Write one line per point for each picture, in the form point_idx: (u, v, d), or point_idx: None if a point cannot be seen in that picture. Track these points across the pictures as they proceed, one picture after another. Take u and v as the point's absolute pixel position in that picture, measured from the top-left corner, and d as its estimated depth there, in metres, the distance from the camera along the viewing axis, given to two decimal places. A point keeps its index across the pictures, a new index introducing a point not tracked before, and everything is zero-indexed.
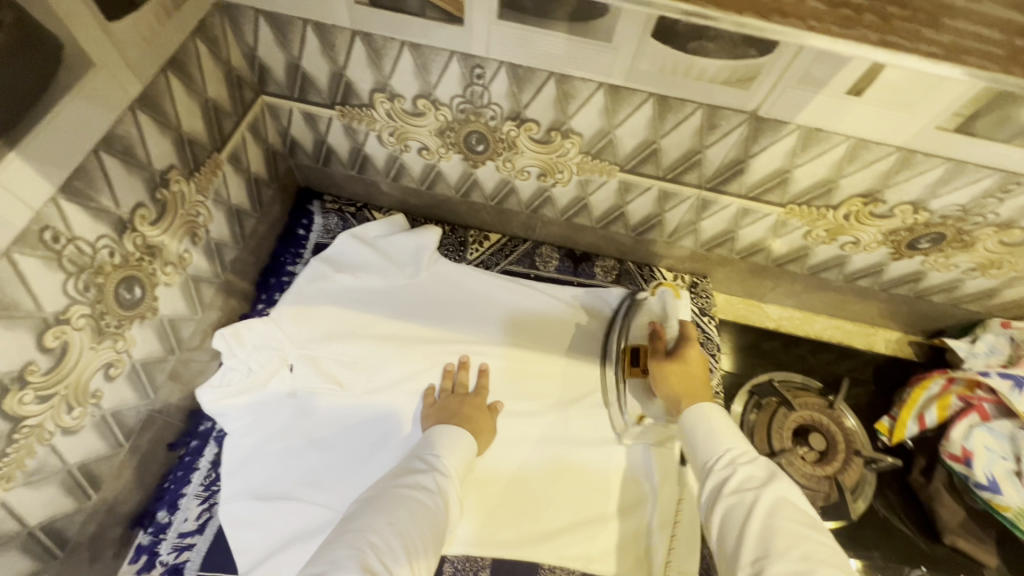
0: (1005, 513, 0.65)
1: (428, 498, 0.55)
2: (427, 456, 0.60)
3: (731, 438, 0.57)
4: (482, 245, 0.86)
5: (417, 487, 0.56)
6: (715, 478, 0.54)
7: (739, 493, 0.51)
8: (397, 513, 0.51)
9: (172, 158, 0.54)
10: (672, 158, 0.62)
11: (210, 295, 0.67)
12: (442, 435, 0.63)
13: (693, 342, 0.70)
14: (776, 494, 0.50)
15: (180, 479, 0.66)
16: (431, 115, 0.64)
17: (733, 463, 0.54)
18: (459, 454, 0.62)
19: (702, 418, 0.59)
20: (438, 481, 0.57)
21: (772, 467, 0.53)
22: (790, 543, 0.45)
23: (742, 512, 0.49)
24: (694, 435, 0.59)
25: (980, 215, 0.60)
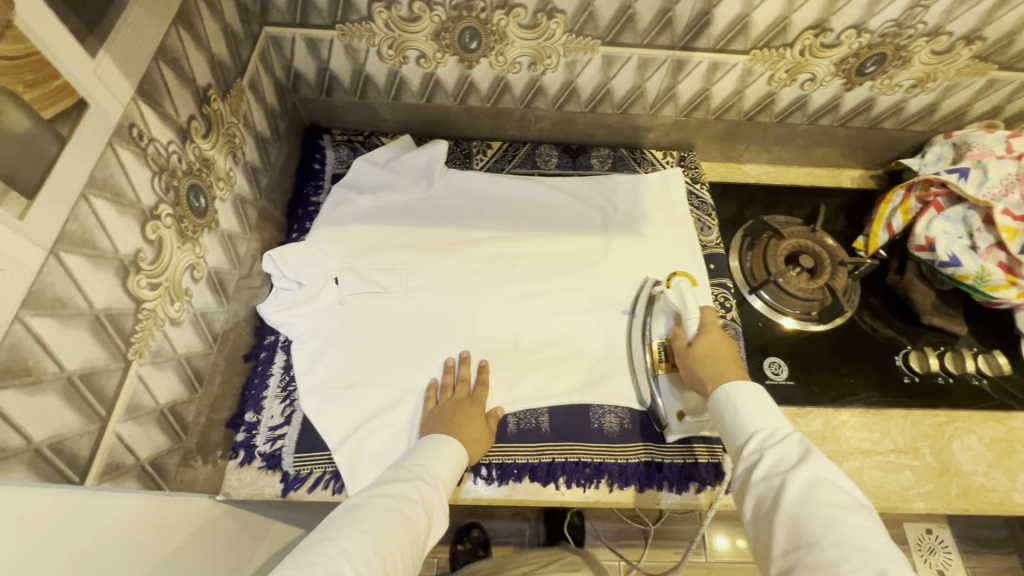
0: (966, 282, 0.77)
1: (409, 507, 0.56)
2: (413, 466, 0.62)
3: (767, 420, 0.59)
4: (486, 153, 0.93)
5: (398, 497, 0.57)
6: (745, 463, 0.57)
7: (767, 481, 0.54)
8: (373, 522, 0.53)
9: (208, 77, 0.59)
10: (647, 20, 0.70)
11: (255, 218, 0.73)
12: (431, 444, 0.64)
13: (712, 326, 0.71)
14: (808, 477, 0.52)
15: (259, 385, 0.72)
16: (426, 18, 0.71)
17: (762, 448, 0.57)
18: (447, 466, 0.63)
19: (728, 400, 0.62)
20: (421, 490, 0.59)
21: (806, 447, 0.55)
22: (823, 530, 0.48)
23: (773, 499, 0.52)
24: (728, 414, 0.62)
25: (912, 27, 0.70)
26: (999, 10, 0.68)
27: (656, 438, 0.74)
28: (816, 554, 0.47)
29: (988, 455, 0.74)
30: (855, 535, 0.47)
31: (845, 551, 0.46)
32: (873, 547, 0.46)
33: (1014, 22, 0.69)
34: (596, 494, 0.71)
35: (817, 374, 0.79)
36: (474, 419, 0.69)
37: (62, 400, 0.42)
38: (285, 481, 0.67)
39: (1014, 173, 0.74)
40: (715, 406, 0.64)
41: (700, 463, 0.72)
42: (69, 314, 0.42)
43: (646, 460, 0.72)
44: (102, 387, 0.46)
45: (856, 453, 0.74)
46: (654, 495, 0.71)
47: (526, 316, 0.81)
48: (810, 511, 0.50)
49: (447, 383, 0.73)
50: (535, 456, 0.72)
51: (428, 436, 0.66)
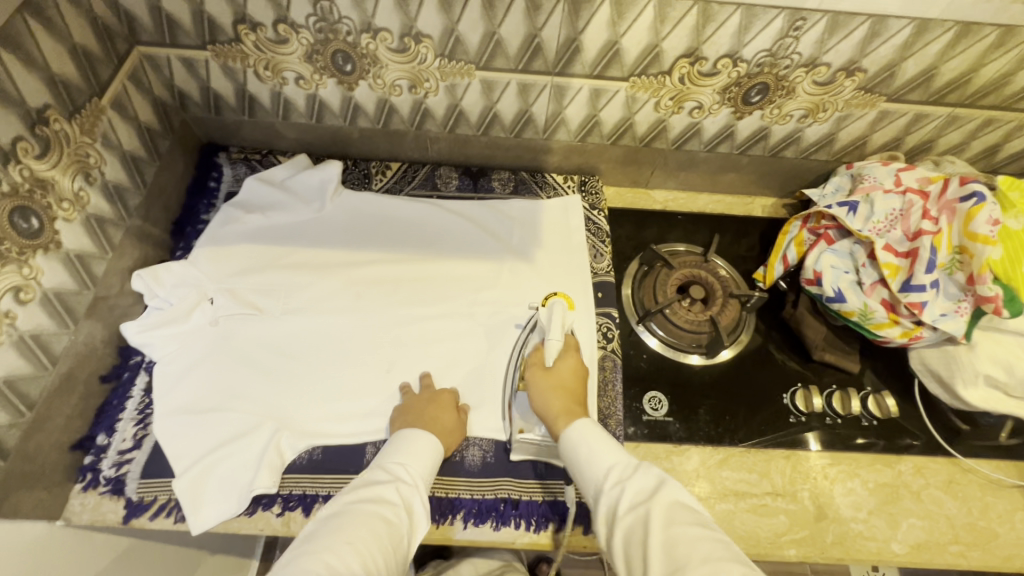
0: (852, 318, 0.74)
1: (390, 512, 0.57)
2: (389, 466, 0.62)
3: (614, 453, 0.60)
4: (385, 174, 0.92)
5: (379, 502, 0.57)
6: (610, 499, 0.56)
7: (634, 514, 0.54)
8: (356, 530, 0.53)
9: (46, 97, 0.59)
10: (516, 46, 0.69)
11: (120, 238, 0.72)
12: (408, 441, 0.65)
13: (571, 351, 0.72)
14: (669, 501, 0.53)
15: (115, 406, 0.71)
16: (294, 40, 0.70)
17: (621, 480, 0.57)
18: (424, 464, 0.64)
19: (579, 436, 0.62)
20: (401, 493, 0.59)
21: (657, 474, 0.57)
22: (693, 547, 0.48)
23: (643, 532, 0.52)
24: (580, 453, 0.61)
25: (787, 57, 0.69)
26: (871, 42, 0.66)
27: (518, 476, 0.71)
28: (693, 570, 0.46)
29: (870, 501, 0.71)
30: (715, 548, 0.48)
31: (713, 563, 0.46)
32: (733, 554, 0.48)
33: (891, 55, 0.68)
34: (448, 531, 0.67)
35: (698, 411, 0.76)
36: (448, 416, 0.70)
37: None
38: (127, 507, 0.66)
39: (900, 209, 0.72)
40: (564, 449, 0.63)
41: (561, 500, 0.69)
42: None
43: (503, 497, 0.69)
44: None
45: (730, 495, 0.71)
46: (509, 534, 0.68)
47: (405, 341, 0.79)
48: (675, 533, 0.50)
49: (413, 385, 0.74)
50: None
51: (404, 429, 0.67)
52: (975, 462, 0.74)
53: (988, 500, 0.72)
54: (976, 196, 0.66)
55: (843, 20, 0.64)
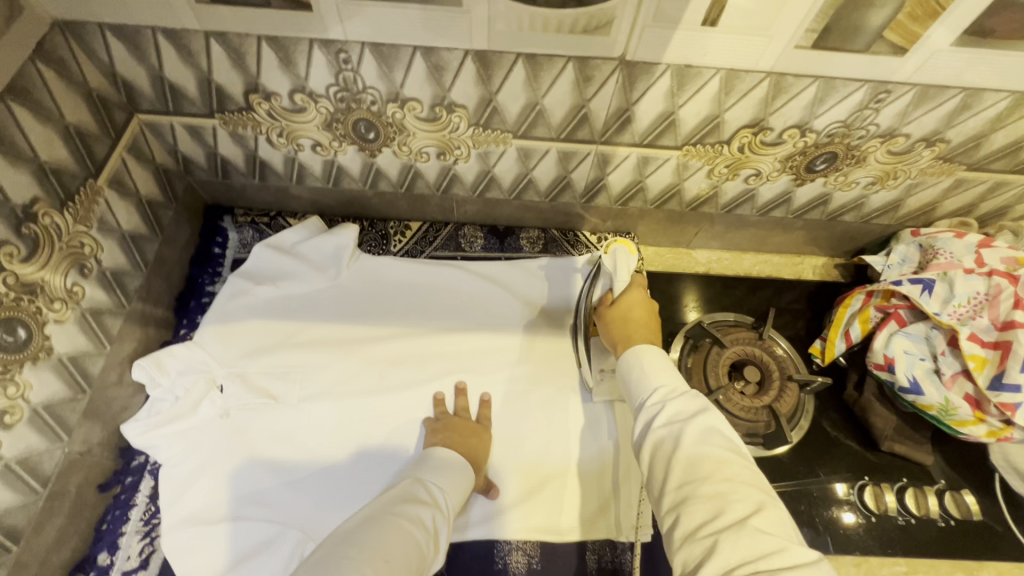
0: (930, 412, 0.67)
1: (421, 537, 0.52)
2: (429, 489, 0.58)
3: (664, 376, 0.57)
4: (405, 235, 0.85)
5: (416, 521, 0.53)
6: (647, 415, 0.54)
7: (669, 426, 0.51)
8: (393, 548, 0.48)
9: (34, 190, 0.52)
10: (560, 116, 0.62)
11: (119, 328, 0.65)
12: (448, 464, 0.62)
13: (637, 287, 0.70)
14: (706, 425, 0.50)
15: (117, 518, 0.64)
16: (312, 109, 0.63)
17: (663, 399, 0.54)
18: (459, 494, 0.60)
19: (633, 362, 0.59)
20: (435, 520, 0.55)
21: (703, 401, 0.53)
22: (718, 468, 0.47)
23: (672, 444, 0.50)
24: (633, 372, 0.59)
25: (863, 129, 0.62)
26: (961, 114, 0.59)
27: None
28: (709, 486, 0.46)
29: None
30: (742, 473, 0.47)
31: (732, 484, 0.46)
32: (753, 480, 0.47)
33: (980, 127, 0.60)
34: None
35: None
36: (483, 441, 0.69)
37: None
38: None
39: (984, 293, 0.65)
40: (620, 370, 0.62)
41: None
42: None
43: None
44: None
45: None
46: None
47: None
48: (707, 450, 0.48)
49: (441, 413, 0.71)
50: None
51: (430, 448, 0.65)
52: None
53: None
54: None
55: (933, 93, 0.56)
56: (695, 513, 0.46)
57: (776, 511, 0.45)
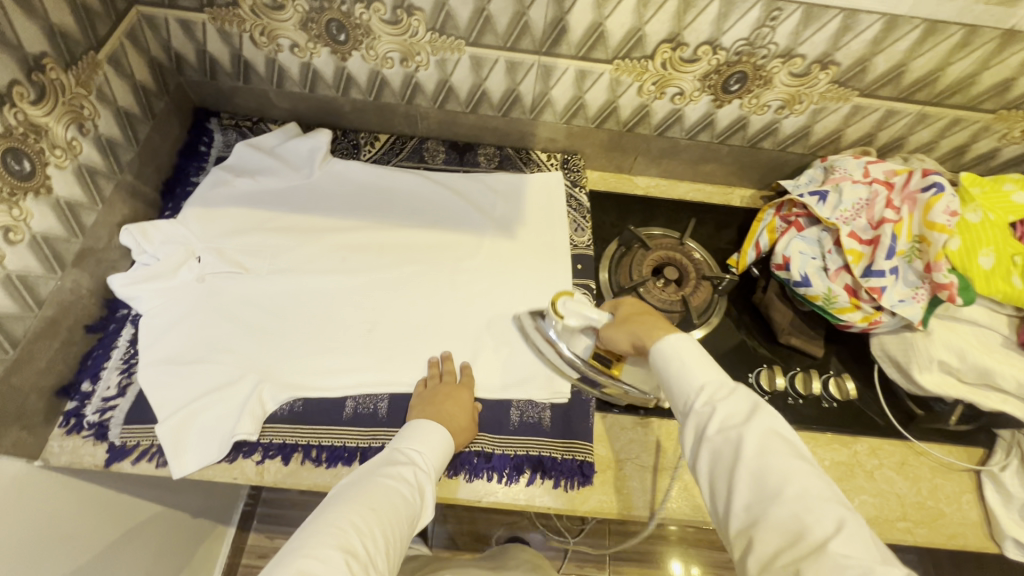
0: (817, 303, 0.77)
1: (406, 492, 0.59)
2: (408, 449, 0.64)
3: (707, 373, 0.56)
4: (374, 145, 0.94)
5: (398, 479, 0.60)
6: (698, 420, 0.53)
7: (727, 435, 0.51)
8: (377, 501, 0.56)
9: (43, 45, 0.61)
10: (505, 24, 0.72)
11: (110, 191, 0.74)
12: (423, 428, 0.65)
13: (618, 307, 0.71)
14: (761, 430, 0.50)
15: (100, 356, 0.73)
16: (290, 8, 0.72)
17: (712, 401, 0.53)
18: (439, 452, 0.65)
19: (674, 355, 0.58)
20: (417, 476, 0.61)
21: (752, 399, 0.53)
22: (785, 482, 0.47)
23: (733, 453, 0.50)
24: (673, 369, 0.58)
25: (764, 47, 0.72)
26: (844, 36, 0.69)
27: (493, 432, 0.73)
28: (780, 507, 0.46)
29: None
30: (813, 486, 0.47)
31: (809, 504, 0.45)
32: (832, 496, 0.46)
33: (862, 49, 0.71)
34: None
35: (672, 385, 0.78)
36: (463, 406, 0.70)
37: None
38: (110, 451, 0.67)
39: (865, 199, 0.75)
40: (656, 364, 0.60)
41: (537, 456, 0.71)
42: None
43: (476, 450, 0.71)
44: None
45: None
46: (482, 486, 0.70)
47: (388, 301, 0.80)
48: (770, 464, 0.48)
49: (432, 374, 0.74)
50: (367, 440, 0.71)
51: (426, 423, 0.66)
52: (927, 445, 0.77)
53: (937, 482, 0.75)
54: (936, 187, 0.70)
55: (818, 13, 0.66)
56: (770, 539, 0.45)
57: (859, 529, 0.44)
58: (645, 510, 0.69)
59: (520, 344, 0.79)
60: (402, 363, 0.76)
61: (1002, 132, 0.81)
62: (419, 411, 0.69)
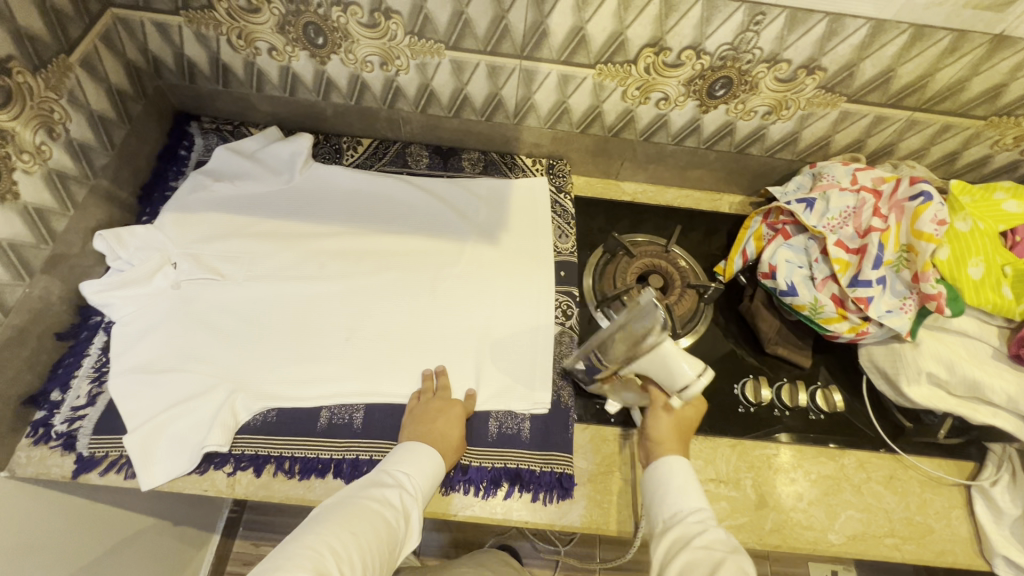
0: (802, 312, 0.75)
1: (390, 516, 0.59)
2: (397, 472, 0.63)
3: (703, 502, 0.61)
4: (357, 150, 0.93)
5: (382, 503, 0.59)
6: (684, 530, 0.58)
7: (705, 550, 0.55)
8: (358, 526, 0.56)
9: (10, 49, 0.60)
10: (484, 28, 0.71)
11: (83, 196, 0.73)
12: (415, 450, 0.64)
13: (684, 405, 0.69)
14: (738, 563, 0.53)
15: (71, 364, 0.71)
16: (266, 10, 0.71)
17: (704, 522, 0.59)
18: (428, 474, 0.63)
19: (684, 474, 0.63)
20: (403, 500, 0.60)
21: (734, 540, 0.57)
22: None
23: (710, 568, 0.52)
24: (674, 483, 0.62)
25: (749, 52, 0.70)
26: (830, 41, 0.68)
27: (471, 442, 0.71)
28: None
29: (811, 492, 0.72)
30: None
31: None
32: None
33: (849, 54, 0.69)
34: None
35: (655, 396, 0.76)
36: (455, 421, 0.69)
37: None
38: (78, 462, 0.66)
39: (853, 207, 0.73)
40: (659, 471, 0.64)
41: (515, 469, 0.70)
42: None
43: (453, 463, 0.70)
44: None
45: None
46: (458, 500, 0.68)
47: (367, 308, 0.79)
48: None
49: (426, 389, 0.72)
50: (341, 451, 0.69)
51: (444, 458, 0.66)
52: (917, 459, 0.75)
53: (926, 497, 0.73)
54: (923, 196, 0.68)
55: (802, 17, 0.65)
56: None
57: None
58: (625, 524, 0.67)
59: (500, 353, 0.77)
60: (379, 372, 0.74)
61: (993, 139, 0.79)
62: (411, 432, 0.67)
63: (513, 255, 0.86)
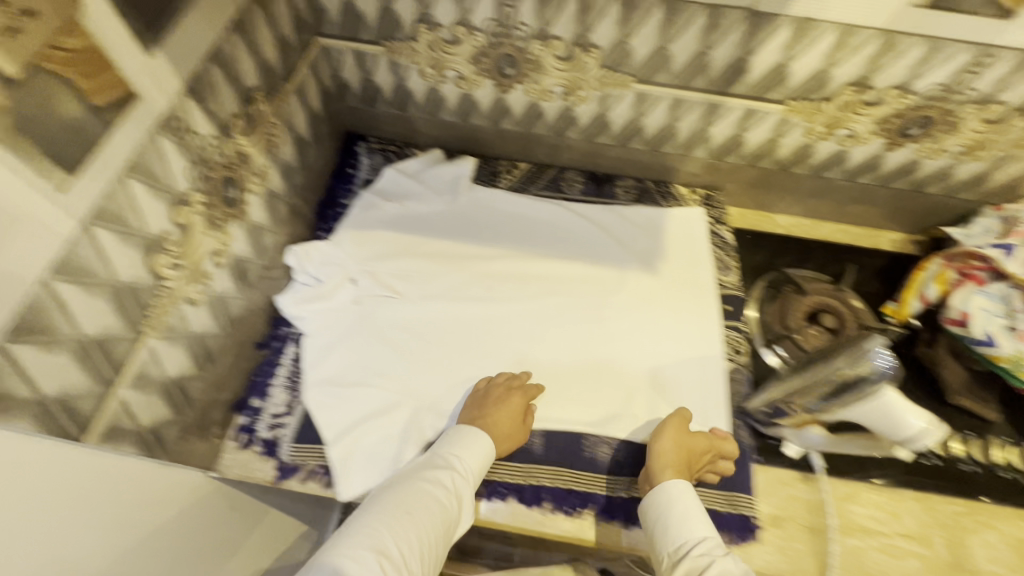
0: (1000, 363, 0.73)
1: (442, 496, 0.61)
2: (445, 453, 0.65)
3: (710, 530, 0.60)
4: (513, 173, 0.94)
5: (433, 483, 0.61)
6: (693, 562, 0.56)
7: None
8: (411, 507, 0.59)
9: (256, 79, 0.64)
10: (682, 62, 0.71)
11: (283, 213, 0.77)
12: (462, 434, 0.66)
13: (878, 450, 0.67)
14: None
15: (268, 373, 0.75)
16: (467, 42, 0.73)
17: (711, 552, 0.57)
18: (478, 456, 0.65)
19: (681, 496, 0.62)
20: (455, 481, 0.62)
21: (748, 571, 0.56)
22: None
23: None
24: (676, 509, 0.61)
25: (962, 93, 0.68)
26: None
27: None
28: None
29: (1010, 557, 0.68)
30: None
31: None
32: None
33: None
34: (573, 529, 0.67)
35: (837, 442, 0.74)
36: (511, 411, 0.69)
37: (75, 360, 0.45)
38: (280, 468, 0.69)
39: None
40: (655, 502, 0.63)
41: (700, 508, 0.68)
42: (90, 281, 0.45)
43: (637, 496, 0.69)
44: (112, 354, 0.49)
45: (856, 530, 0.69)
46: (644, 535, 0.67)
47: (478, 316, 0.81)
48: None
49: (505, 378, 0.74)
50: (522, 477, 0.70)
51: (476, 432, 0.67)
52: None
53: None
54: None
55: None
56: None
57: None
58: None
59: (671, 386, 0.77)
60: (551, 398, 0.75)
61: None
62: (467, 412, 0.70)
63: (675, 285, 0.85)
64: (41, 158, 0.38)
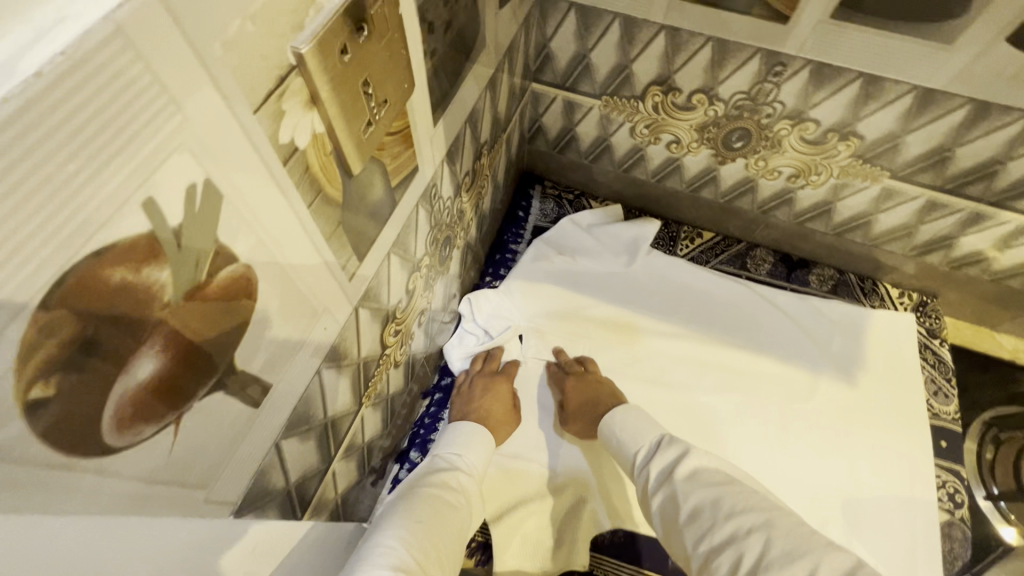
0: None
1: (450, 496, 0.48)
2: (447, 457, 0.55)
3: (644, 431, 0.56)
4: (694, 242, 0.87)
5: (440, 485, 0.49)
6: (642, 473, 0.53)
7: (662, 470, 0.50)
8: (422, 511, 0.44)
9: (487, 134, 0.60)
10: (963, 167, 0.60)
11: (467, 261, 0.74)
12: (456, 432, 0.59)
13: None
14: (695, 463, 0.49)
15: (429, 426, 0.73)
16: (701, 110, 0.66)
17: (653, 453, 0.53)
18: (479, 454, 0.57)
19: (613, 425, 0.59)
20: (461, 480, 0.52)
21: (684, 443, 0.52)
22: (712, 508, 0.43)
23: (672, 497, 0.47)
24: (614, 440, 0.58)
25: None
26: None
27: None
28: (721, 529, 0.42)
29: None
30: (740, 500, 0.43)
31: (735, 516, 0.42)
32: (761, 502, 0.43)
33: None
34: None
35: None
36: (500, 398, 0.69)
37: (317, 443, 0.42)
38: None
39: None
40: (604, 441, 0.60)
41: None
42: (345, 362, 0.42)
43: None
44: (338, 431, 0.46)
45: None
46: None
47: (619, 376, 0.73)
48: (701, 487, 0.46)
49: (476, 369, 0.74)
50: None
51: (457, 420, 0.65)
52: None
53: None
54: None
55: None
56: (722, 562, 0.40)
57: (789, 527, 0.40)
58: None
59: (867, 529, 0.66)
60: None
61: None
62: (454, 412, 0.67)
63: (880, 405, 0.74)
64: (347, 251, 0.35)
